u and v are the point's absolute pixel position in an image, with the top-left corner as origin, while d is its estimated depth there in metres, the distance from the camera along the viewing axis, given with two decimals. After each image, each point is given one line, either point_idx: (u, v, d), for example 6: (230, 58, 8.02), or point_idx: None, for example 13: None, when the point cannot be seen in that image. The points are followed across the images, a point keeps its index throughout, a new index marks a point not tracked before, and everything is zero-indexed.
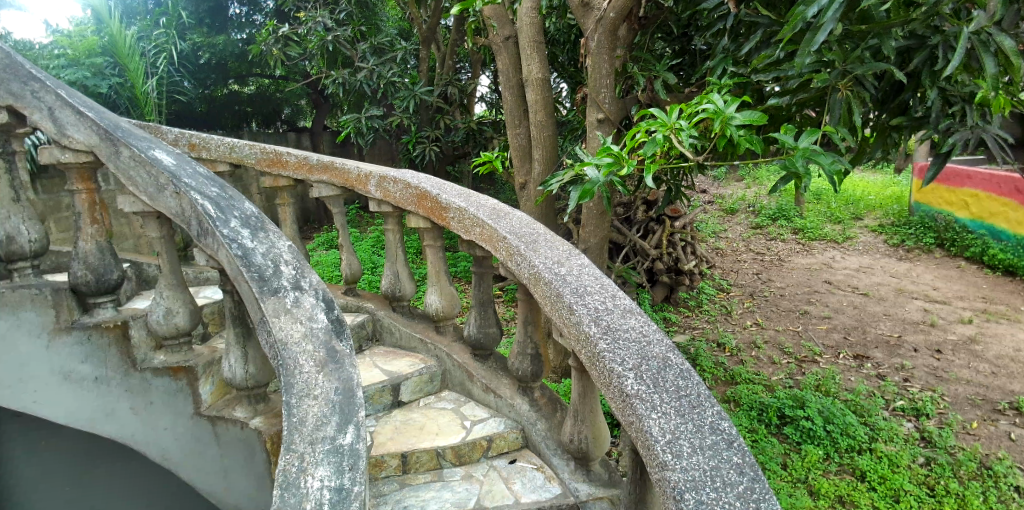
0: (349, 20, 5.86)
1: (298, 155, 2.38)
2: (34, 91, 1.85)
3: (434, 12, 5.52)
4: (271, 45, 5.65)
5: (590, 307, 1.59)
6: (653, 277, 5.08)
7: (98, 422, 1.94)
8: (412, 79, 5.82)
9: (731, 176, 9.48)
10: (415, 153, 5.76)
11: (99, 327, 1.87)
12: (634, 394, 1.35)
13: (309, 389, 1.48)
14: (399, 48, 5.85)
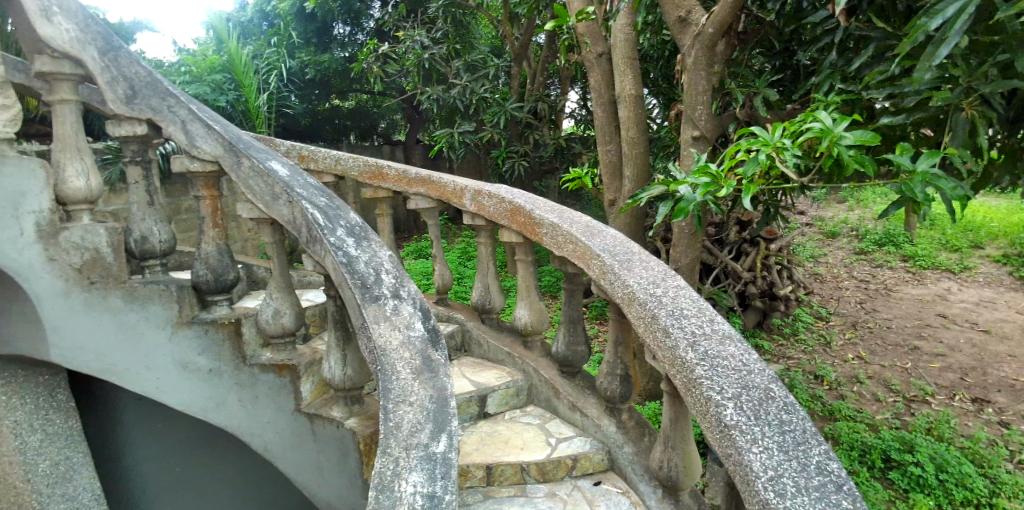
0: (445, 38, 6.05)
1: (398, 168, 2.47)
2: (171, 105, 2.01)
3: (527, 30, 5.63)
4: (372, 62, 5.98)
5: (687, 331, 1.53)
6: (745, 301, 4.87)
7: (210, 411, 2.07)
8: (504, 95, 5.95)
9: (832, 198, 8.96)
10: (504, 167, 5.86)
11: (215, 323, 2.01)
12: (733, 425, 1.28)
13: (406, 396, 1.53)
14: (491, 65, 5.98)
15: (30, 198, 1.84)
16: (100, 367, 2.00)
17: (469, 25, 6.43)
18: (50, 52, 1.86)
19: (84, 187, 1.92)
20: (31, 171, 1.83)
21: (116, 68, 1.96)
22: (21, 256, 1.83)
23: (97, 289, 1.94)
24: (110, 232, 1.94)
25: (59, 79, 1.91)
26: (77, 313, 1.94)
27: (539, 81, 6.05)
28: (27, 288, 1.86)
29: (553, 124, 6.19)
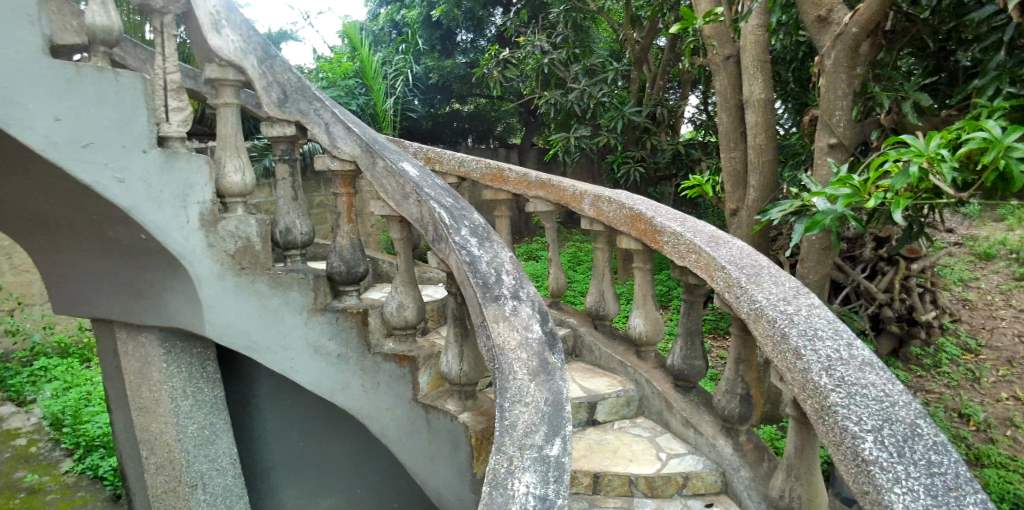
0: (565, 43, 6.11)
1: (518, 171, 2.53)
2: (317, 109, 2.18)
3: (649, 34, 5.57)
4: (493, 67, 6.15)
5: (821, 354, 1.42)
6: (879, 325, 4.50)
7: (336, 393, 2.22)
8: (622, 99, 5.90)
9: (991, 214, 7.94)
10: (619, 173, 5.81)
11: (346, 311, 2.18)
12: (873, 461, 1.16)
13: (522, 396, 1.55)
14: (610, 69, 5.94)
15: (197, 190, 2.02)
16: (245, 346, 2.13)
17: (589, 29, 6.45)
18: (217, 60, 2.05)
19: (240, 182, 2.10)
20: (199, 166, 2.02)
21: (271, 75, 2.14)
22: (186, 241, 1.99)
23: (246, 273, 2.10)
24: (259, 223, 2.10)
25: (225, 84, 2.11)
26: (228, 295, 2.08)
27: (659, 84, 5.93)
28: (189, 269, 2.01)
29: (672, 129, 6.04)
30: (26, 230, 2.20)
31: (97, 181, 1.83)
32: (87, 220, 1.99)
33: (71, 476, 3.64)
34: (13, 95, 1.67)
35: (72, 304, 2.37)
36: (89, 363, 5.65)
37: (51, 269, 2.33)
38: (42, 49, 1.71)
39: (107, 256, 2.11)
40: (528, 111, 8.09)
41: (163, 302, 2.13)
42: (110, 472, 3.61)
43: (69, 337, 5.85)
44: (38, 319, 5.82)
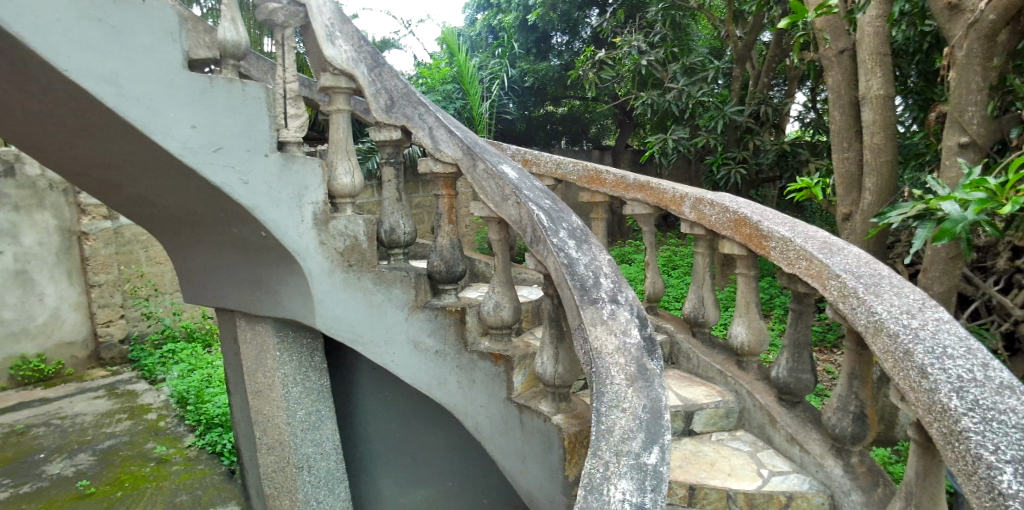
0: (663, 42, 5.98)
1: (616, 174, 2.54)
2: (421, 114, 2.25)
3: (753, 29, 5.35)
4: (588, 69, 6.12)
5: (952, 373, 1.26)
6: (1014, 343, 4.12)
7: (433, 388, 2.32)
8: (722, 98, 5.70)
9: None
10: (719, 175, 5.59)
11: (444, 309, 2.25)
12: (1013, 495, 1.01)
13: (619, 401, 1.52)
14: (711, 67, 5.74)
15: (311, 191, 2.16)
16: (350, 338, 2.25)
17: (687, 27, 6.29)
18: (332, 70, 2.19)
19: (349, 184, 2.23)
20: (313, 169, 2.16)
21: (380, 82, 2.23)
22: (301, 239, 2.12)
23: (353, 271, 2.22)
24: (366, 223, 2.23)
25: (337, 92, 2.24)
26: (337, 290, 2.20)
27: (763, 82, 5.68)
28: (303, 265, 2.13)
29: (777, 129, 5.77)
30: (163, 227, 2.42)
31: (225, 182, 1.99)
32: (215, 217, 2.16)
33: (193, 450, 4.01)
34: (157, 105, 1.85)
35: (199, 294, 2.60)
36: (211, 346, 6.64)
37: (184, 262, 2.56)
38: (181, 63, 1.90)
39: (230, 251, 2.29)
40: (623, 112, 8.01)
41: (278, 294, 2.27)
42: (226, 449, 3.93)
43: (194, 324, 6.86)
44: (169, 306, 6.80)
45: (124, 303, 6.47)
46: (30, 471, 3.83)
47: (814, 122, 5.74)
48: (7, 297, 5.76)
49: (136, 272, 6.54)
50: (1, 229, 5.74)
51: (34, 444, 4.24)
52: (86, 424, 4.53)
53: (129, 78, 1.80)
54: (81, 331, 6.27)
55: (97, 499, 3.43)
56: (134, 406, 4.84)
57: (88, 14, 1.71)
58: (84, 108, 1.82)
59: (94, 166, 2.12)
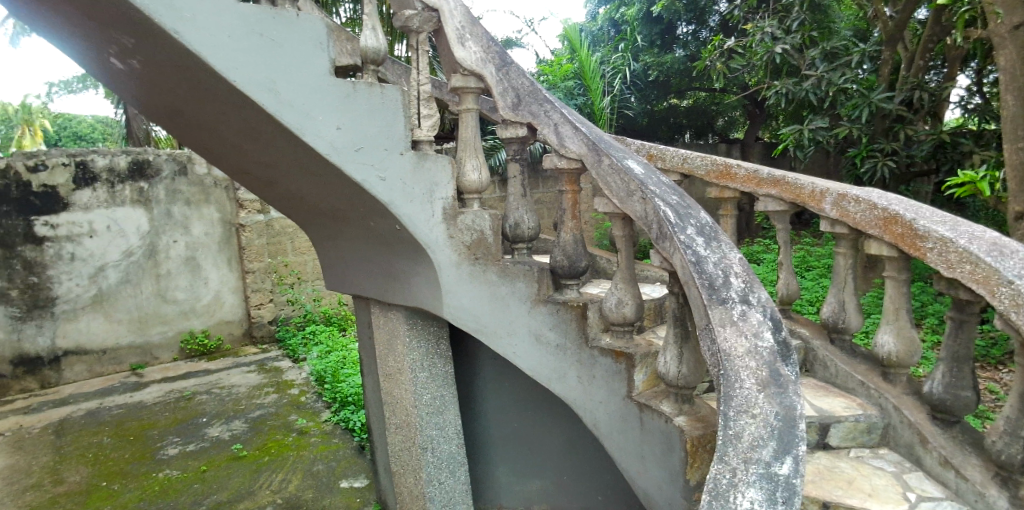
0: (801, 27, 5.58)
1: (748, 168, 2.44)
2: (547, 110, 2.28)
3: (905, 7, 4.86)
4: (716, 59, 5.98)
5: None
6: None
7: (553, 382, 2.37)
8: (870, 84, 5.25)
9: None
10: (862, 168, 5.11)
11: (566, 304, 2.28)
12: None
13: (749, 407, 1.48)
14: (856, 52, 5.30)
15: (441, 187, 2.26)
16: (475, 329, 2.33)
17: (829, 7, 5.87)
18: (462, 71, 2.28)
19: (477, 180, 2.31)
20: (443, 166, 2.26)
21: (507, 80, 2.30)
22: (431, 232, 2.23)
23: (479, 264, 2.29)
24: (492, 218, 2.29)
25: (466, 92, 2.34)
26: (463, 282, 2.28)
27: (918, 65, 5.13)
28: (433, 257, 2.24)
29: (933, 118, 5.28)
30: (309, 220, 2.65)
31: (365, 179, 2.13)
32: (355, 212, 2.32)
33: (330, 425, 4.38)
34: (309, 110, 2.03)
35: (340, 282, 2.83)
36: (345, 330, 7.28)
37: (327, 252, 2.79)
38: (328, 71, 2.07)
39: (368, 243, 2.46)
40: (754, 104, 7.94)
41: (409, 285, 2.40)
42: (357, 426, 4.24)
43: (332, 309, 7.52)
44: (310, 292, 7.53)
45: (273, 289, 7.27)
46: (196, 432, 4.40)
47: (978, 108, 5.12)
48: (181, 280, 6.76)
49: (281, 261, 7.32)
50: (177, 221, 6.71)
51: (200, 408, 4.87)
52: (241, 395, 5.11)
53: (284, 86, 1.98)
54: (237, 312, 7.17)
55: (249, 462, 3.87)
56: (279, 381, 5.39)
57: (253, 30, 1.92)
58: (248, 114, 2.04)
59: (254, 165, 2.36)
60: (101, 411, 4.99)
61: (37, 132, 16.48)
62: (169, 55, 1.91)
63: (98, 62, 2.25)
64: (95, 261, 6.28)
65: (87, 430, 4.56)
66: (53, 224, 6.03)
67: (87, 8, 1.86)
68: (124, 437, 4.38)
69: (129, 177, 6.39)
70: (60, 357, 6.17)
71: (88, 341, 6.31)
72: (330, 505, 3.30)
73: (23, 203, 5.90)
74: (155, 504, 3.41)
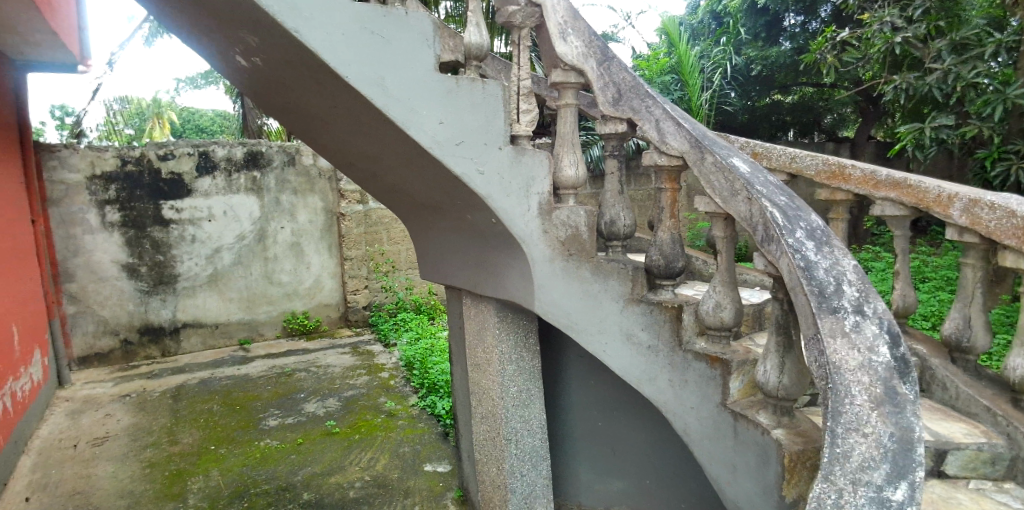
0: (925, 16, 5.12)
1: (864, 169, 2.27)
2: (648, 106, 2.23)
3: None
4: (827, 52, 5.67)
5: None
6: None
7: (642, 383, 2.34)
8: (1006, 78, 4.75)
9: None
10: (994, 173, 4.71)
11: (661, 305, 2.26)
12: None
13: (860, 425, 1.39)
14: (991, 41, 4.72)
15: (538, 182, 2.26)
16: (565, 325, 2.33)
17: None
18: (563, 66, 2.29)
19: (573, 176, 2.30)
20: (540, 161, 2.26)
21: (608, 75, 2.27)
22: (527, 226, 2.24)
23: (572, 261, 2.29)
24: (588, 214, 2.27)
25: (566, 87, 2.34)
26: (555, 277, 2.28)
27: None
28: (526, 251, 2.25)
29: None
30: (409, 211, 2.75)
31: (464, 173, 2.16)
32: (453, 204, 2.37)
33: (416, 409, 4.54)
34: (414, 104, 2.08)
35: (434, 273, 2.92)
36: (434, 319, 7.53)
37: (424, 242, 2.89)
38: (433, 66, 2.11)
39: (464, 236, 2.52)
40: (868, 100, 7.80)
41: (502, 278, 2.43)
42: (443, 412, 4.36)
43: (422, 298, 7.76)
44: (403, 281, 7.76)
45: (369, 276, 7.57)
46: (294, 406, 4.71)
47: None
48: (286, 264, 7.23)
49: (378, 250, 7.58)
50: (285, 208, 7.18)
51: (299, 384, 5.20)
52: (335, 374, 5.40)
53: (392, 81, 2.05)
54: (336, 296, 7.58)
55: (341, 438, 4.09)
56: (371, 364, 5.65)
57: (365, 27, 2.00)
58: (357, 108, 2.13)
59: (360, 156, 2.47)
60: (212, 380, 5.45)
61: (167, 124, 18.17)
62: (288, 53, 2.03)
63: (224, 62, 2.44)
64: (213, 244, 6.85)
65: (200, 397, 5.00)
66: (178, 208, 6.63)
67: (221, 9, 2.01)
68: (232, 406, 4.75)
69: (244, 166, 6.91)
70: (179, 329, 6.80)
71: (204, 316, 6.91)
72: (414, 486, 3.42)
73: (153, 189, 6.52)
74: (257, 470, 3.69)
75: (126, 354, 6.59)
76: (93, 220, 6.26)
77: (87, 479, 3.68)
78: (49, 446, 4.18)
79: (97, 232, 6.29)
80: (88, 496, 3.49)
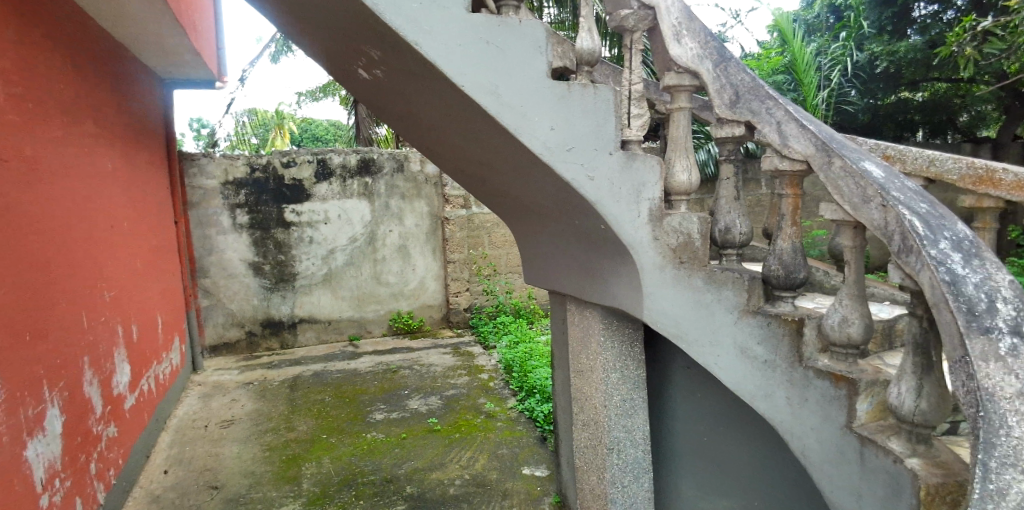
0: None
1: (1018, 173, 2.02)
2: (769, 107, 2.12)
3: None
4: (966, 44, 5.15)
5: None
6: None
7: (756, 399, 2.24)
8: None
9: None
10: None
11: (780, 318, 2.16)
12: None
13: (1017, 459, 1.29)
14: None
15: (649, 188, 2.21)
16: (674, 333, 2.25)
17: None
18: (677, 68, 2.24)
19: (686, 182, 2.25)
20: (652, 167, 2.21)
21: (725, 77, 2.19)
22: (637, 233, 2.18)
23: (684, 268, 2.23)
24: (701, 221, 2.21)
25: (680, 90, 2.29)
26: (666, 285, 2.22)
27: None
28: (636, 258, 2.19)
29: None
30: (518, 216, 2.79)
31: (575, 179, 2.13)
32: (561, 209, 2.37)
33: (515, 412, 4.60)
34: (527, 110, 2.08)
35: (540, 277, 2.95)
36: (533, 323, 7.65)
37: (531, 247, 2.92)
38: (545, 73, 2.11)
39: (571, 241, 2.52)
40: (1013, 96, 7.13)
41: (609, 285, 2.40)
42: (540, 417, 4.37)
43: (522, 303, 7.89)
44: (503, 284, 7.93)
45: (470, 278, 7.82)
46: (399, 402, 4.92)
47: None
48: (393, 266, 7.60)
49: (480, 254, 7.81)
50: (394, 213, 7.55)
51: (403, 381, 5.44)
52: (437, 374, 5.60)
53: (505, 89, 2.06)
54: (438, 298, 7.87)
55: (443, 435, 4.22)
56: (472, 365, 5.80)
57: (482, 37, 2.03)
58: (470, 116, 2.17)
59: (472, 162, 2.53)
60: (325, 373, 5.82)
61: (287, 134, 19.80)
62: (408, 64, 2.11)
63: (347, 75, 2.60)
64: (328, 245, 7.32)
65: (314, 388, 5.36)
66: (298, 212, 7.15)
67: (350, 25, 2.13)
68: (342, 399, 5.05)
69: (358, 173, 7.34)
70: (296, 324, 7.33)
71: (318, 312, 7.40)
72: (513, 488, 3.46)
73: (277, 194, 7.06)
74: (364, 461, 3.88)
75: (251, 345, 7.19)
76: (225, 222, 6.89)
77: (216, 458, 4.06)
78: (185, 425, 4.65)
79: (228, 233, 6.92)
80: (216, 473, 3.85)
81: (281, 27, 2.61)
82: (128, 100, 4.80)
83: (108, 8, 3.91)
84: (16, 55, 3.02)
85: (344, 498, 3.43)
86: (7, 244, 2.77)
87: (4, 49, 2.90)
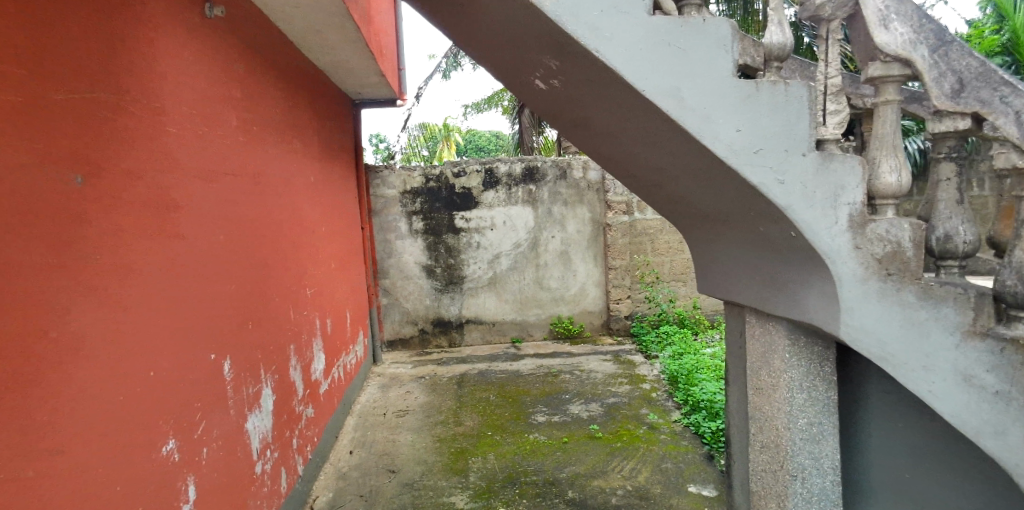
0: None
1: None
2: (1004, 95, 1.85)
3: None
4: None
5: None
6: None
7: (983, 436, 1.96)
8: None
9: None
10: None
11: (1018, 343, 1.89)
12: None
13: None
14: None
15: (848, 191, 1.99)
16: (878, 356, 2.00)
17: None
18: (883, 57, 1.97)
19: (895, 183, 1.99)
20: (852, 167, 1.99)
21: (945, 63, 1.91)
22: (834, 240, 1.97)
23: (892, 281, 1.97)
24: (914, 228, 1.96)
25: (887, 81, 2.02)
26: (869, 300, 1.97)
27: None
28: (833, 269, 1.98)
29: None
30: (695, 223, 2.71)
31: (762, 182, 1.99)
32: (746, 216, 2.25)
33: (679, 426, 4.44)
34: (710, 113, 2.00)
35: (716, 287, 2.83)
36: (698, 334, 7.39)
37: (707, 255, 2.82)
38: (731, 73, 2.00)
39: (752, 249, 2.38)
40: None
41: (797, 297, 2.21)
42: (708, 433, 4.15)
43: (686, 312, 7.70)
44: (666, 293, 7.77)
45: (632, 286, 7.72)
46: (560, 405, 5.01)
47: None
48: (555, 270, 7.77)
49: (643, 260, 7.73)
50: (556, 218, 7.72)
51: (564, 385, 5.52)
52: (597, 381, 5.59)
53: (688, 92, 2.00)
54: (599, 304, 7.88)
55: (604, 443, 4.21)
56: (633, 375, 5.73)
57: (662, 40, 1.99)
58: (649, 121, 2.14)
59: (647, 168, 2.51)
60: (489, 373, 6.13)
61: (452, 145, 21.29)
62: (588, 73, 2.14)
63: (523, 87, 2.70)
64: (493, 250, 7.69)
65: (480, 386, 5.67)
66: (467, 218, 7.62)
67: (532, 40, 2.22)
68: (506, 398, 5.29)
69: (522, 182, 7.62)
70: (463, 324, 7.80)
71: (484, 314, 7.81)
72: (678, 505, 3.37)
73: (449, 201, 7.59)
74: (528, 460, 4.02)
75: (423, 341, 7.80)
76: (403, 227, 7.58)
77: (393, 443, 4.48)
78: (366, 411, 5.20)
79: (405, 237, 7.60)
80: (394, 457, 4.25)
81: (464, 48, 2.80)
82: (327, 121, 5.49)
83: (315, 41, 4.50)
84: (245, 87, 3.60)
85: (509, 495, 3.57)
86: (236, 247, 3.32)
87: (236, 82, 3.49)
